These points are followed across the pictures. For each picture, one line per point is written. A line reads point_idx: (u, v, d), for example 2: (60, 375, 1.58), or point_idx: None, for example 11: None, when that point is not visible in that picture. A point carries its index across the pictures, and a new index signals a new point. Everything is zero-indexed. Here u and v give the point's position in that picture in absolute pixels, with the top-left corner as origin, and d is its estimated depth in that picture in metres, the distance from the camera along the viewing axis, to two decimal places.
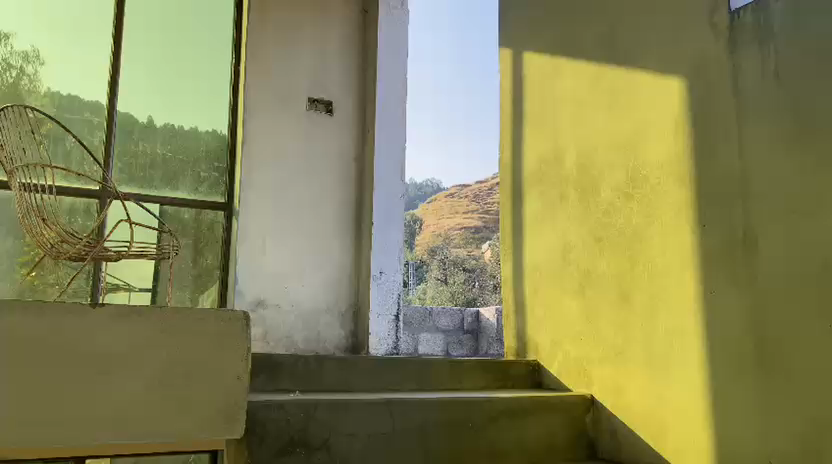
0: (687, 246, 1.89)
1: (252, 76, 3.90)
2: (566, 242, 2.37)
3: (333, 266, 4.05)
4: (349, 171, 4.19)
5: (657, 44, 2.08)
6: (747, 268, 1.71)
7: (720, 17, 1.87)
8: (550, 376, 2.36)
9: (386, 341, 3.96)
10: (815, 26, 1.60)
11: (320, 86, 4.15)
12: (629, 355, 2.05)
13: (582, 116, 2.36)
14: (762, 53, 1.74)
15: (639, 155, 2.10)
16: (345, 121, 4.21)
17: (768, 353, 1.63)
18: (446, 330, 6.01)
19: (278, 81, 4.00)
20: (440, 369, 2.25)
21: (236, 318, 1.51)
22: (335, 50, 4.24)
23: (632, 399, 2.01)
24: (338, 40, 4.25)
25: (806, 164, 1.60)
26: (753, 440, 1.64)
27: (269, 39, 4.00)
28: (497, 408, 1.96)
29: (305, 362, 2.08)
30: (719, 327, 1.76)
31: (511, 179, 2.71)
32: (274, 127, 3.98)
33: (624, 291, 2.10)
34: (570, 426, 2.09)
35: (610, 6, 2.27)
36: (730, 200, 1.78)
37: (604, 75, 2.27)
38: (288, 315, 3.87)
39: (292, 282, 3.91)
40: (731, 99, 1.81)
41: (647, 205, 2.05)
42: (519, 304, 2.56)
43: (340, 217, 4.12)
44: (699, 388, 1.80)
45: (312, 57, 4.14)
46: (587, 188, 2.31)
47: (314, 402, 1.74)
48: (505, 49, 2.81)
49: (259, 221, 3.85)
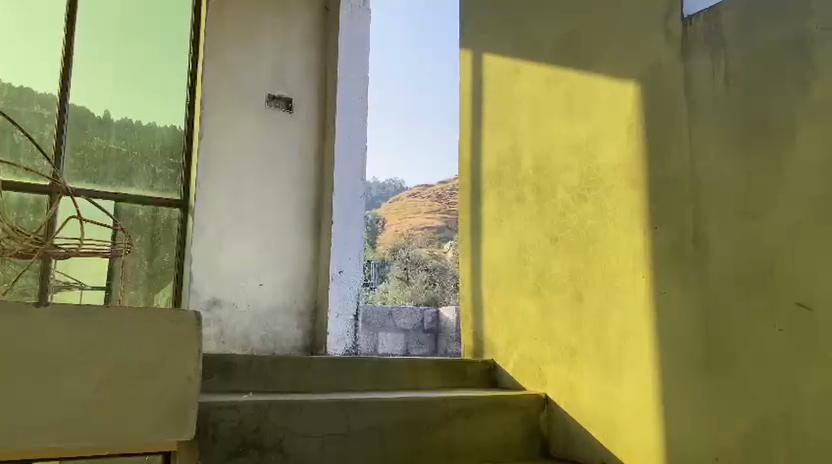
0: (640, 247, 1.93)
1: (209, 72, 3.84)
2: (522, 243, 2.39)
3: (292, 264, 4.00)
4: (308, 169, 4.14)
5: (612, 47, 2.11)
6: (697, 269, 1.75)
7: (674, 23, 1.90)
8: (506, 376, 2.38)
9: (344, 341, 3.96)
10: (764, 35, 1.65)
11: (280, 82, 4.09)
12: (582, 355, 2.08)
13: (540, 117, 2.38)
14: (713, 60, 1.78)
15: (594, 157, 2.13)
16: (305, 118, 4.17)
17: (717, 354, 1.67)
18: (406, 329, 6.04)
19: (236, 76, 3.95)
20: (397, 368, 2.25)
21: (186, 318, 1.54)
22: (296, 46, 4.20)
23: (584, 398, 2.04)
24: (299, 36, 4.21)
25: (753, 170, 1.65)
26: (700, 438, 1.69)
27: (227, 33, 3.94)
28: (452, 408, 1.97)
29: (260, 362, 2.05)
30: (668, 327, 1.81)
31: (470, 179, 2.72)
32: (232, 123, 3.90)
33: (578, 291, 2.12)
34: (525, 425, 2.11)
35: (569, 10, 2.30)
36: (681, 203, 1.82)
37: (561, 78, 2.30)
38: (243, 314, 3.83)
39: (249, 280, 3.87)
40: (683, 104, 1.85)
41: (602, 206, 2.08)
42: (476, 304, 2.57)
43: (299, 215, 4.07)
44: (649, 387, 1.84)
45: (272, 53, 4.09)
46: (544, 189, 2.33)
47: (267, 403, 1.72)
48: (465, 48, 2.82)
49: (216, 219, 3.79)
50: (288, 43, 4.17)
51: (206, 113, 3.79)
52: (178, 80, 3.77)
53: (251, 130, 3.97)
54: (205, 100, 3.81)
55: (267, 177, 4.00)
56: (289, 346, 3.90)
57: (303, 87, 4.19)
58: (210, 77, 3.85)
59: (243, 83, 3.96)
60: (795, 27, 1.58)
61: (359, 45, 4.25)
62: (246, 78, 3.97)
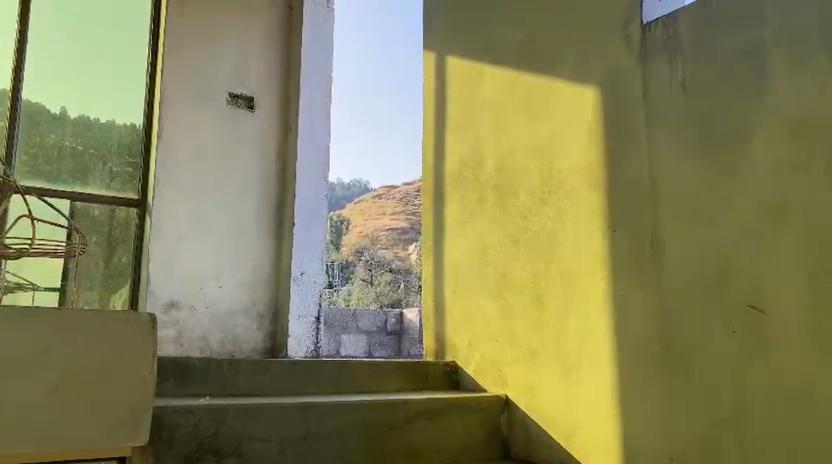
0: (598, 249, 1.95)
1: (170, 65, 3.68)
2: (485, 244, 2.39)
3: (251, 266, 3.84)
4: (269, 169, 3.98)
5: (572, 53, 2.13)
6: (654, 270, 1.78)
7: (633, 29, 1.93)
8: (467, 377, 2.38)
9: (305, 343, 3.80)
10: (720, 42, 1.69)
11: (240, 78, 3.93)
12: (542, 356, 2.09)
13: (502, 120, 2.39)
14: (671, 66, 1.81)
15: (554, 160, 2.15)
16: (267, 118, 4.02)
17: (673, 355, 1.70)
18: (369, 331, 5.99)
19: (197, 73, 3.77)
20: (358, 371, 2.23)
21: (142, 321, 1.38)
22: (258, 42, 4.05)
23: (544, 400, 2.06)
24: (261, 32, 4.07)
25: (708, 174, 1.68)
26: (656, 438, 1.71)
27: (187, 29, 3.75)
28: (413, 410, 1.96)
29: (218, 366, 2.02)
30: (626, 328, 1.83)
31: (432, 180, 2.71)
32: (193, 119, 3.72)
33: (539, 293, 2.14)
34: (485, 426, 2.11)
35: (530, 14, 2.32)
36: (639, 207, 1.85)
37: (523, 81, 2.31)
38: (203, 316, 3.64)
39: (208, 282, 3.68)
40: (641, 109, 1.88)
41: (562, 208, 2.10)
42: (439, 306, 2.56)
43: (259, 217, 3.92)
44: (606, 388, 1.86)
45: (234, 47, 3.93)
46: (506, 191, 2.34)
47: (225, 406, 1.69)
48: (427, 49, 2.81)
49: (173, 218, 3.60)
50: (251, 38, 4.02)
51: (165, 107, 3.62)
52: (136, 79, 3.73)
53: (213, 128, 3.80)
54: (166, 95, 3.63)
55: (227, 177, 3.83)
56: (248, 349, 3.73)
57: (263, 85, 4.04)
58: (170, 73, 3.67)
59: (204, 77, 3.79)
60: (750, 36, 1.62)
61: (323, 44, 4.15)
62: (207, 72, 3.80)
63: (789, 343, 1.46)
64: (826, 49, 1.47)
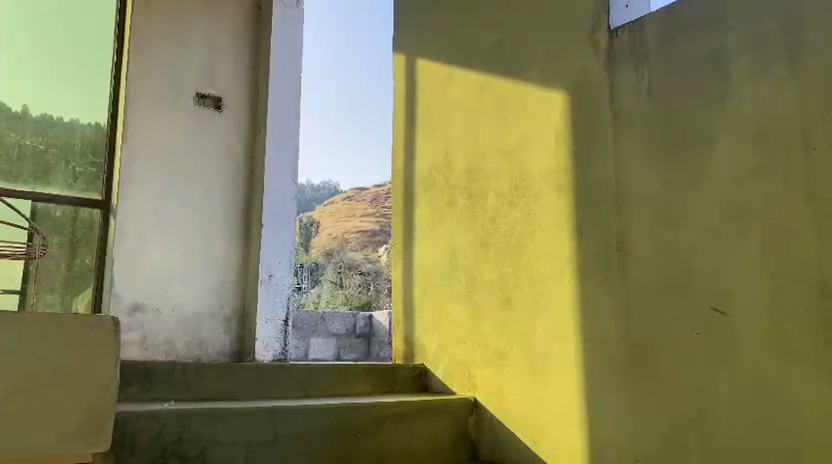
0: (566, 252, 1.97)
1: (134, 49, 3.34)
2: (454, 247, 2.39)
3: (218, 270, 3.50)
4: (238, 166, 3.62)
5: (541, 57, 2.15)
6: (620, 273, 1.80)
7: (601, 34, 1.95)
8: (436, 380, 2.38)
9: (273, 346, 3.44)
10: (684, 50, 1.73)
11: (208, 66, 3.58)
12: (510, 358, 2.10)
13: (472, 123, 2.40)
14: (637, 71, 1.84)
15: (523, 163, 2.16)
16: (236, 119, 3.64)
17: (639, 356, 1.72)
18: (338, 334, 5.98)
19: (165, 62, 3.44)
20: (326, 374, 2.21)
21: (104, 324, 1.34)
22: (226, 35, 3.69)
23: (512, 401, 2.07)
24: (230, 17, 3.71)
25: (672, 178, 1.71)
26: (622, 438, 1.73)
27: (155, 19, 3.43)
28: (381, 413, 1.96)
29: (183, 370, 1.99)
30: (592, 330, 1.85)
31: (401, 182, 2.71)
32: (158, 109, 3.39)
33: (508, 296, 2.15)
34: (453, 429, 2.11)
35: (499, 18, 2.33)
36: (605, 210, 1.87)
37: (492, 85, 2.32)
38: (168, 320, 3.32)
39: (173, 284, 3.36)
40: (608, 113, 1.90)
41: (531, 212, 2.11)
42: (408, 309, 2.55)
43: (227, 217, 3.56)
44: (574, 389, 1.87)
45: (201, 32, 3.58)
46: (475, 194, 2.35)
47: (190, 412, 1.66)
48: (397, 51, 2.81)
49: (137, 216, 3.28)
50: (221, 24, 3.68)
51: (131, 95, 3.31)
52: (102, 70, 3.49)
53: (178, 119, 3.45)
54: (130, 81, 3.31)
55: (193, 177, 3.48)
56: (215, 353, 3.41)
57: (231, 76, 3.66)
58: (136, 67, 3.34)
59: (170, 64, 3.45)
60: (714, 44, 1.66)
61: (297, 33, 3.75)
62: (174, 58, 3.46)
63: (751, 344, 1.50)
64: (786, 58, 1.51)
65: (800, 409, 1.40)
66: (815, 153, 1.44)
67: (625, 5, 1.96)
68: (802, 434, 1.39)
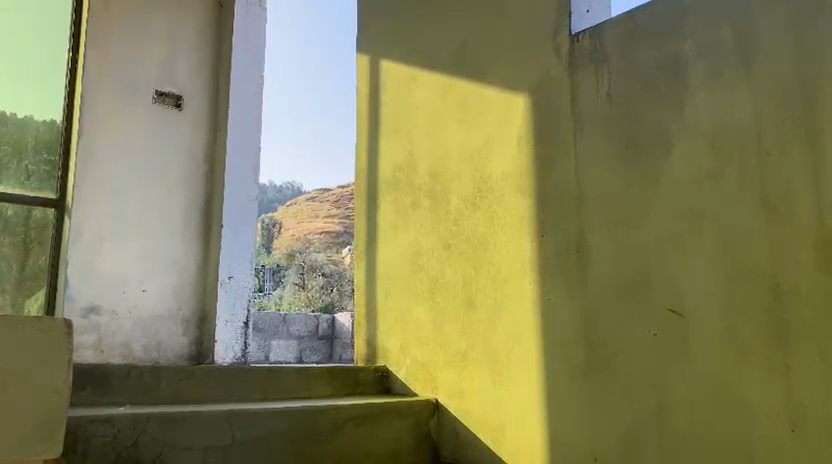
0: (527, 254, 1.98)
1: (93, 43, 3.23)
2: (417, 248, 2.39)
3: (177, 270, 3.41)
4: (199, 166, 3.54)
5: (504, 60, 2.16)
6: (579, 274, 1.82)
7: (562, 39, 1.97)
8: (398, 382, 2.37)
9: (233, 348, 3.38)
10: (644, 56, 1.76)
11: (170, 63, 3.49)
12: (472, 359, 2.11)
13: (435, 125, 2.40)
14: (598, 76, 1.86)
15: (486, 165, 2.17)
16: (196, 119, 3.56)
17: (597, 357, 1.74)
18: (300, 336, 5.89)
19: (125, 58, 3.34)
20: (287, 376, 2.19)
21: (56, 327, 1.27)
22: (188, 31, 3.60)
23: (473, 402, 2.08)
24: (193, 13, 3.63)
25: (631, 180, 1.74)
26: (581, 438, 1.75)
27: (115, 13, 3.32)
28: (343, 415, 1.95)
29: (140, 373, 1.95)
30: (553, 332, 1.86)
31: (363, 182, 2.69)
32: (117, 106, 3.29)
33: (470, 297, 2.16)
34: (415, 430, 2.11)
35: (463, 21, 2.34)
36: (565, 212, 1.89)
37: (455, 87, 2.33)
38: (125, 322, 3.23)
39: (130, 285, 3.27)
40: (569, 117, 1.92)
41: (493, 214, 2.12)
42: (370, 310, 2.54)
43: (185, 217, 3.47)
44: (535, 390, 1.89)
45: (162, 28, 3.49)
46: (438, 196, 2.35)
47: (147, 415, 1.63)
48: (361, 50, 2.80)
49: (94, 216, 3.17)
50: (183, 21, 3.59)
51: (90, 92, 3.19)
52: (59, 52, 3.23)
53: (137, 116, 3.36)
54: (89, 78, 3.19)
55: (154, 177, 3.39)
56: (174, 356, 3.33)
57: (192, 73, 3.57)
58: (94, 64, 3.22)
59: (129, 60, 3.35)
60: (673, 50, 1.69)
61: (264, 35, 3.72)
62: (134, 55, 3.37)
63: (706, 345, 1.53)
64: (742, 66, 1.55)
65: (753, 408, 1.44)
66: (768, 158, 1.48)
67: (586, 10, 1.98)
68: (755, 433, 1.43)
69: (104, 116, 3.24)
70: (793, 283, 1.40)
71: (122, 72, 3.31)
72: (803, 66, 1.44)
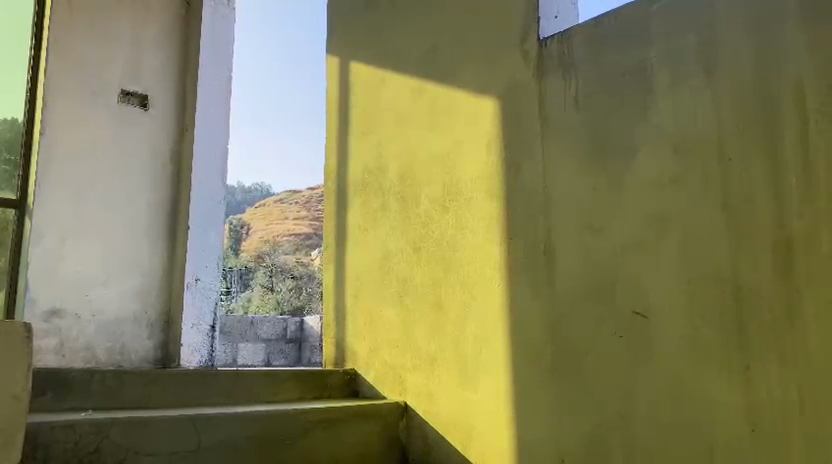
0: (495, 257, 2.00)
1: (57, 38, 3.14)
2: (386, 251, 2.38)
3: (142, 273, 3.34)
4: (165, 167, 3.48)
5: (473, 64, 2.17)
6: (547, 277, 1.84)
7: (530, 44, 1.99)
8: (366, 385, 2.37)
9: (200, 352, 3.36)
10: (609, 63, 1.78)
11: (135, 62, 3.43)
12: (441, 362, 2.11)
13: (404, 128, 2.40)
14: (565, 82, 1.88)
15: (455, 168, 2.18)
16: (162, 120, 3.50)
17: (564, 359, 1.76)
18: (267, 339, 5.82)
19: (89, 55, 3.26)
20: (254, 380, 2.16)
21: (17, 330, 1.25)
22: (154, 29, 3.54)
23: (441, 404, 2.08)
24: (159, 12, 3.57)
25: (597, 185, 1.76)
26: (548, 439, 1.76)
27: (79, 8, 3.24)
28: (310, 419, 1.93)
29: (102, 378, 1.91)
30: (521, 334, 1.88)
31: (332, 184, 2.68)
32: (82, 105, 3.21)
33: (438, 300, 2.16)
34: (384, 433, 2.11)
35: (432, 25, 2.35)
36: (533, 216, 1.90)
37: (424, 91, 2.34)
38: (87, 326, 3.14)
39: (94, 288, 3.18)
40: (537, 122, 1.94)
41: (463, 217, 2.13)
42: (339, 313, 2.52)
43: (151, 218, 3.40)
44: (503, 392, 1.90)
45: (127, 26, 3.42)
46: (407, 199, 2.35)
47: (110, 422, 1.60)
48: (330, 52, 2.79)
49: (55, 217, 3.07)
50: (149, 19, 3.52)
51: (52, 89, 3.10)
52: (19, 47, 3.13)
53: (102, 115, 3.28)
54: (51, 74, 3.10)
55: (118, 177, 3.31)
56: (138, 360, 3.27)
57: (158, 73, 3.52)
58: (57, 60, 3.13)
59: (93, 58, 3.27)
60: (638, 57, 1.72)
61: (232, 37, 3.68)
62: (98, 53, 3.29)
63: (669, 346, 1.56)
64: (704, 73, 1.59)
65: (715, 409, 1.47)
66: (729, 164, 1.51)
67: (554, 17, 2.00)
68: (716, 433, 1.46)
69: (67, 115, 3.15)
70: (754, 286, 1.44)
71: (85, 70, 3.24)
72: (762, 75, 1.48)
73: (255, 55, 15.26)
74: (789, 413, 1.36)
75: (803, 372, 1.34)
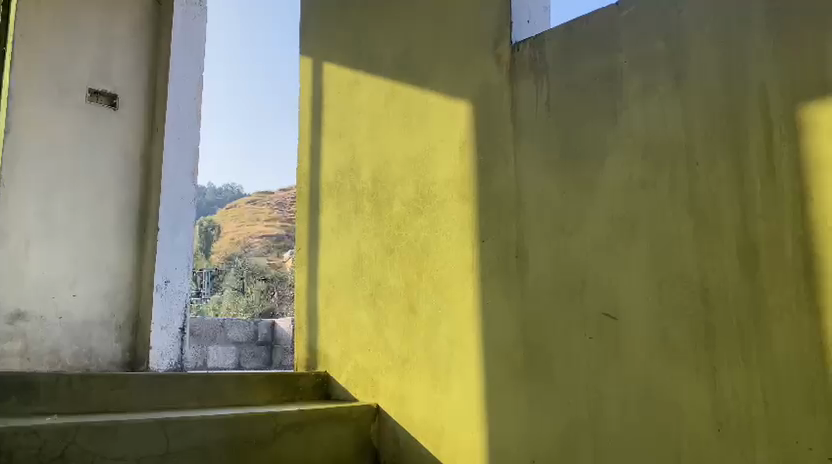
0: (468, 259, 2.00)
1: (22, 36, 3.08)
2: (359, 254, 2.37)
3: (110, 274, 3.27)
4: (134, 167, 3.42)
5: (446, 67, 2.18)
6: (519, 280, 1.85)
7: (503, 48, 2.01)
8: (339, 388, 2.35)
9: (170, 355, 3.27)
10: (581, 68, 1.81)
11: (103, 61, 3.38)
12: (414, 364, 2.11)
13: (377, 130, 2.40)
14: (537, 86, 1.90)
15: (429, 171, 2.18)
16: (131, 119, 3.43)
17: (535, 360, 1.78)
18: (238, 342, 5.73)
19: (56, 54, 3.21)
20: (224, 384, 2.14)
21: None
22: (124, 28, 3.48)
23: (413, 406, 2.08)
24: (130, 10, 3.51)
25: (568, 188, 1.78)
26: (519, 440, 1.78)
27: (47, 6, 3.19)
28: (282, 422, 1.92)
29: (68, 382, 1.87)
30: (492, 336, 1.89)
31: (304, 186, 2.66)
32: (48, 103, 3.15)
33: (411, 302, 2.16)
34: (356, 436, 2.10)
35: (406, 27, 2.36)
36: (505, 219, 1.92)
37: (398, 93, 2.34)
38: (53, 329, 3.06)
39: (60, 290, 3.11)
40: (509, 125, 1.95)
41: (436, 219, 2.13)
42: (311, 316, 2.50)
43: (120, 219, 3.33)
44: (475, 393, 1.91)
45: (96, 24, 3.37)
46: (380, 201, 2.34)
47: (76, 426, 1.57)
48: (303, 52, 2.77)
49: (19, 217, 3.01)
50: (119, 17, 3.47)
51: (18, 87, 3.05)
52: None
53: (69, 114, 3.22)
54: (16, 72, 3.05)
55: (85, 178, 3.25)
56: (106, 364, 3.18)
57: (128, 71, 3.46)
58: (22, 58, 3.08)
59: (60, 56, 3.22)
60: (608, 62, 1.75)
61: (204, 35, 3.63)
62: (65, 51, 3.24)
63: (638, 348, 1.58)
64: (673, 79, 1.62)
65: (682, 409, 1.49)
66: (697, 168, 1.54)
67: (526, 21, 2.02)
68: (684, 432, 1.48)
69: (32, 113, 3.09)
70: (720, 288, 1.47)
71: (52, 68, 3.18)
72: (729, 82, 1.52)
73: (227, 54, 15.11)
74: (754, 412, 1.39)
75: (767, 371, 1.37)
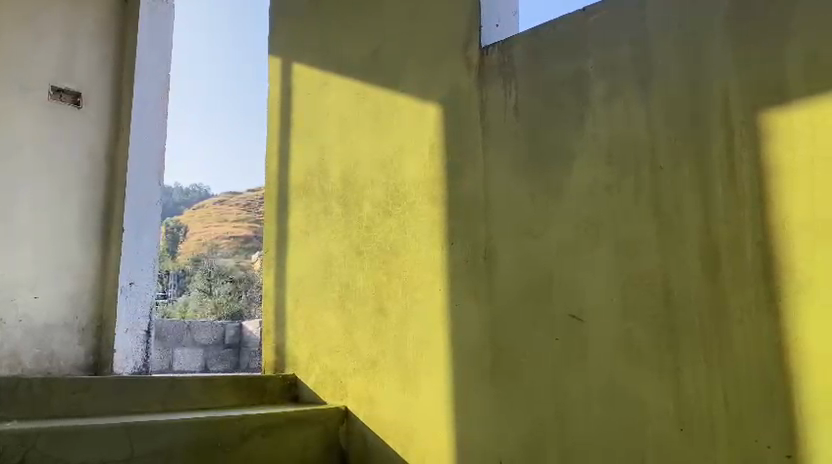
0: (437, 261, 2.01)
1: None
2: (328, 255, 2.36)
3: (73, 276, 3.18)
4: (99, 167, 3.34)
5: (416, 70, 2.19)
6: (487, 282, 1.87)
7: (472, 51, 2.02)
8: (307, 390, 2.34)
9: (135, 358, 3.19)
10: (548, 72, 1.83)
11: (67, 58, 3.30)
12: (382, 366, 2.11)
13: (347, 131, 2.39)
14: (506, 89, 1.92)
15: (397, 173, 2.18)
16: (96, 118, 3.35)
17: (503, 361, 1.79)
18: (205, 344, 5.65)
19: (17, 49, 3.12)
20: (190, 387, 2.11)
21: None
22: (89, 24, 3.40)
23: (382, 408, 2.08)
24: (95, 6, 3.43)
25: (537, 190, 1.80)
26: (487, 441, 1.79)
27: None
28: (249, 425, 1.90)
29: (29, 386, 1.83)
30: (460, 337, 1.90)
31: (273, 187, 2.63)
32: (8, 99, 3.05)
33: (380, 303, 2.16)
34: (324, 438, 2.09)
35: (375, 29, 2.36)
36: (474, 221, 1.93)
37: (367, 94, 2.34)
38: (12, 331, 2.95)
39: (20, 292, 3.00)
40: (479, 128, 1.97)
41: (405, 221, 2.13)
42: (280, 318, 2.49)
43: (84, 219, 3.26)
44: (443, 395, 1.92)
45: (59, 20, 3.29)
46: (349, 202, 2.34)
47: (36, 431, 1.54)
48: (271, 52, 2.75)
49: None
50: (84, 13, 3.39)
51: None
52: None
53: (31, 111, 3.13)
54: None
55: (48, 177, 3.16)
56: (69, 367, 3.09)
57: (93, 68, 3.38)
58: None
59: (21, 52, 3.13)
60: (575, 67, 1.77)
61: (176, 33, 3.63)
62: (26, 47, 3.15)
63: (603, 348, 1.60)
64: (637, 85, 1.65)
65: (646, 409, 1.52)
66: (661, 172, 1.57)
67: (495, 25, 2.04)
68: (647, 431, 1.51)
69: None
70: (683, 290, 1.50)
71: (12, 64, 3.09)
72: (692, 87, 1.55)
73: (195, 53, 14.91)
74: (715, 410, 1.42)
75: (728, 371, 1.41)
